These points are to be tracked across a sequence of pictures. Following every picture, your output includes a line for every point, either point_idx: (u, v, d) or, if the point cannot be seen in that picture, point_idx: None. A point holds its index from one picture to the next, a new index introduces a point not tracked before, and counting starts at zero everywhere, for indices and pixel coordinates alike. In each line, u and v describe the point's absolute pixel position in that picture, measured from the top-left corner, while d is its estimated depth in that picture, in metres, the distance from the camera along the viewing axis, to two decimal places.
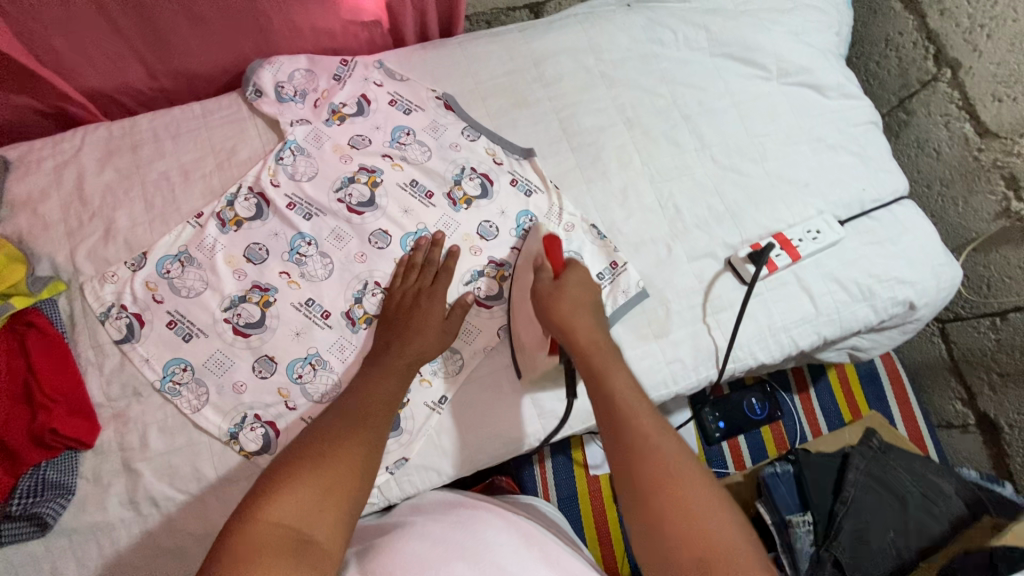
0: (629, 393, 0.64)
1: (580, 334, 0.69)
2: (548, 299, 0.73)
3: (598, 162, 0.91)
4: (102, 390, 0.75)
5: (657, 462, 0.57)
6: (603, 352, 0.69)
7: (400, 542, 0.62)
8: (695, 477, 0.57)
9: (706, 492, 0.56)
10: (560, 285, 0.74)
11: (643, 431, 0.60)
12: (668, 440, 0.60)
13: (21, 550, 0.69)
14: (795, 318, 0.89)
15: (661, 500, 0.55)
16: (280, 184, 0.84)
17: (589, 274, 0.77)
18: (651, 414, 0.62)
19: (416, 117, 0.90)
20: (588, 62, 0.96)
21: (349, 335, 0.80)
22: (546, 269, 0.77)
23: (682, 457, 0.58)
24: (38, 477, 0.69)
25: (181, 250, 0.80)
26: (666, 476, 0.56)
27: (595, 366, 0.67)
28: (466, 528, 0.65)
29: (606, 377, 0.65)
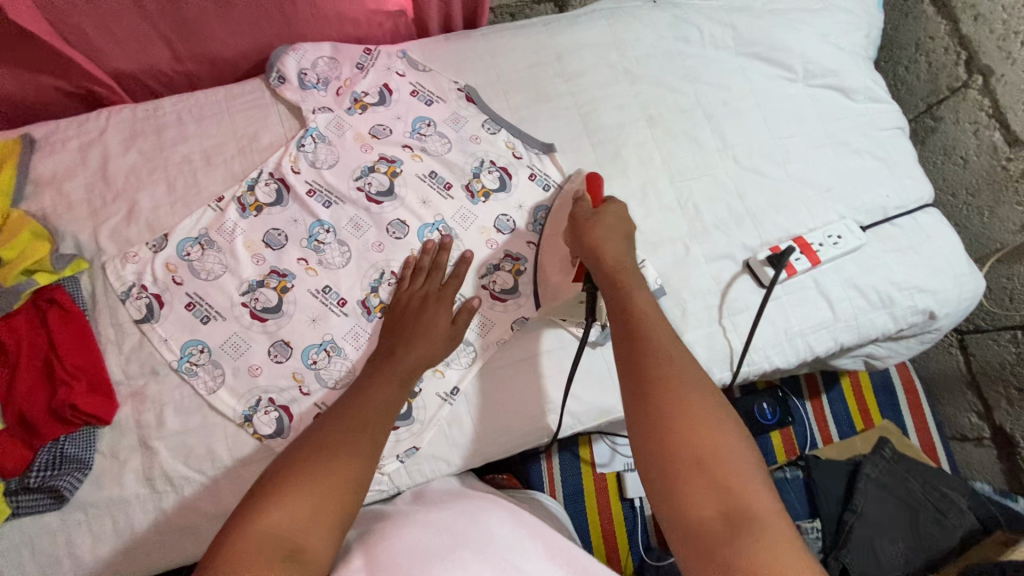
0: (651, 312, 0.64)
1: (608, 258, 0.70)
2: (583, 224, 0.74)
3: (619, 159, 0.91)
4: (121, 368, 0.76)
5: (670, 376, 0.57)
6: (629, 273, 0.69)
7: (400, 529, 0.62)
8: (709, 400, 0.56)
9: (719, 416, 0.55)
10: (596, 214, 0.75)
11: (659, 348, 0.60)
12: (684, 361, 0.59)
13: (38, 521, 0.71)
14: (812, 323, 0.88)
15: (669, 402, 0.55)
16: (301, 170, 0.84)
17: (626, 212, 0.77)
18: (669, 333, 0.62)
19: (437, 109, 0.90)
20: (612, 57, 0.96)
21: (365, 324, 0.81)
22: (585, 199, 0.78)
23: (698, 382, 0.57)
24: (56, 452, 0.70)
25: (201, 233, 0.81)
26: (679, 390, 0.56)
27: (617, 286, 0.68)
28: (467, 518, 0.65)
29: (630, 294, 0.66)
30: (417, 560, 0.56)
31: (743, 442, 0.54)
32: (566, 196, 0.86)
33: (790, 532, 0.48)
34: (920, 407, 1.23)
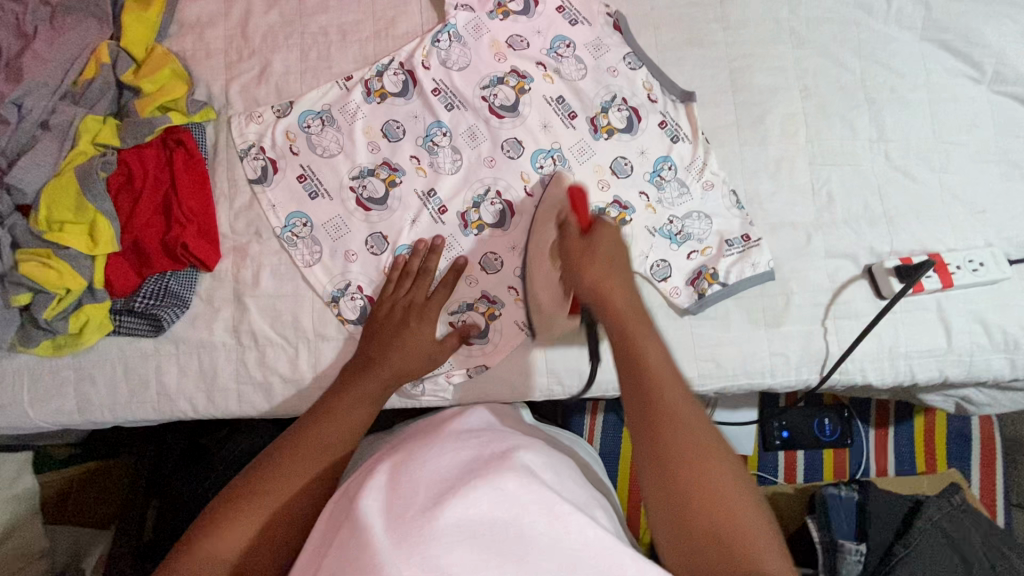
0: (664, 368, 0.58)
1: (613, 300, 0.63)
2: (578, 259, 0.67)
3: (760, 126, 0.84)
4: (229, 222, 0.79)
5: (688, 451, 0.54)
6: (636, 319, 0.62)
7: (418, 450, 0.54)
8: (725, 464, 0.54)
9: (735, 481, 0.53)
10: (592, 241, 0.68)
11: (674, 418, 0.55)
12: (698, 421, 0.56)
13: (135, 343, 0.75)
14: (921, 348, 0.81)
15: (684, 482, 0.53)
16: (430, 67, 0.82)
17: (619, 233, 0.69)
18: (681, 391, 0.57)
19: (581, 30, 0.84)
20: (781, 13, 0.86)
21: (460, 237, 0.80)
22: (571, 226, 0.71)
23: (712, 445, 0.55)
24: (162, 284, 0.74)
25: (324, 109, 0.80)
26: (698, 473, 0.53)
27: (627, 336, 0.60)
28: (485, 444, 0.56)
29: (638, 346, 0.59)
30: (423, 487, 0.48)
31: (757, 503, 0.53)
32: (550, 202, 0.77)
33: None
34: (994, 465, 1.15)
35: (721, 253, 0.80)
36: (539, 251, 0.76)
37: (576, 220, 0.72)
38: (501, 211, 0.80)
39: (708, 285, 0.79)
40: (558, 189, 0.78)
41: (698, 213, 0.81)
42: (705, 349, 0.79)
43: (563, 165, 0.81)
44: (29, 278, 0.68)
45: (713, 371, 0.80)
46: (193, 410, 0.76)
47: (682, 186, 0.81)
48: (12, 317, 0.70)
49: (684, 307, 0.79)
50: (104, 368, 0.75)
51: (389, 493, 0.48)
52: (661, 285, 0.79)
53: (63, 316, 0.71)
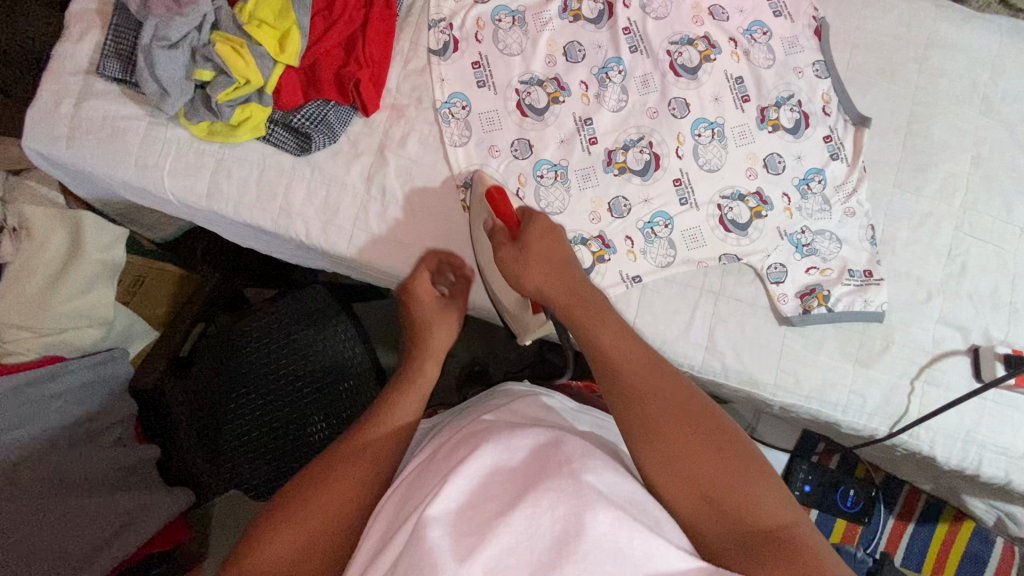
0: (624, 346, 0.62)
1: (560, 294, 0.68)
2: (512, 265, 0.70)
3: (920, 176, 0.83)
4: (398, 81, 0.81)
5: (651, 391, 0.58)
6: (593, 305, 0.66)
7: (470, 444, 0.52)
8: (706, 418, 0.56)
9: (699, 405, 0.57)
10: (520, 244, 0.70)
11: (633, 372, 0.59)
12: (663, 381, 0.59)
13: (277, 156, 0.79)
14: (998, 442, 0.79)
15: (656, 416, 0.56)
16: (630, 6, 0.83)
17: (550, 224, 0.72)
18: (635, 347, 0.62)
19: (781, 23, 0.84)
20: (980, 76, 0.85)
21: (600, 171, 0.81)
22: (499, 233, 0.72)
23: (688, 400, 0.58)
24: (322, 111, 0.77)
25: (519, 10, 0.82)
26: (662, 408, 0.56)
27: (583, 319, 0.65)
28: (544, 440, 0.52)
29: (592, 326, 0.64)
30: (500, 495, 0.46)
31: (725, 425, 0.57)
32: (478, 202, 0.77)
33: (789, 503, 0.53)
34: None
35: (840, 278, 0.80)
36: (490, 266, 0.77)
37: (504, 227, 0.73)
38: (647, 161, 0.81)
39: (818, 303, 0.79)
40: (481, 188, 0.77)
41: (831, 234, 0.81)
42: (791, 363, 0.79)
43: (719, 141, 0.81)
44: (220, 57, 0.72)
45: (791, 387, 0.78)
46: (305, 234, 0.79)
47: (826, 202, 0.81)
48: (188, 88, 0.74)
49: (787, 315, 0.79)
50: (243, 167, 0.79)
51: (456, 500, 0.46)
52: (772, 286, 0.79)
53: (231, 104, 0.74)
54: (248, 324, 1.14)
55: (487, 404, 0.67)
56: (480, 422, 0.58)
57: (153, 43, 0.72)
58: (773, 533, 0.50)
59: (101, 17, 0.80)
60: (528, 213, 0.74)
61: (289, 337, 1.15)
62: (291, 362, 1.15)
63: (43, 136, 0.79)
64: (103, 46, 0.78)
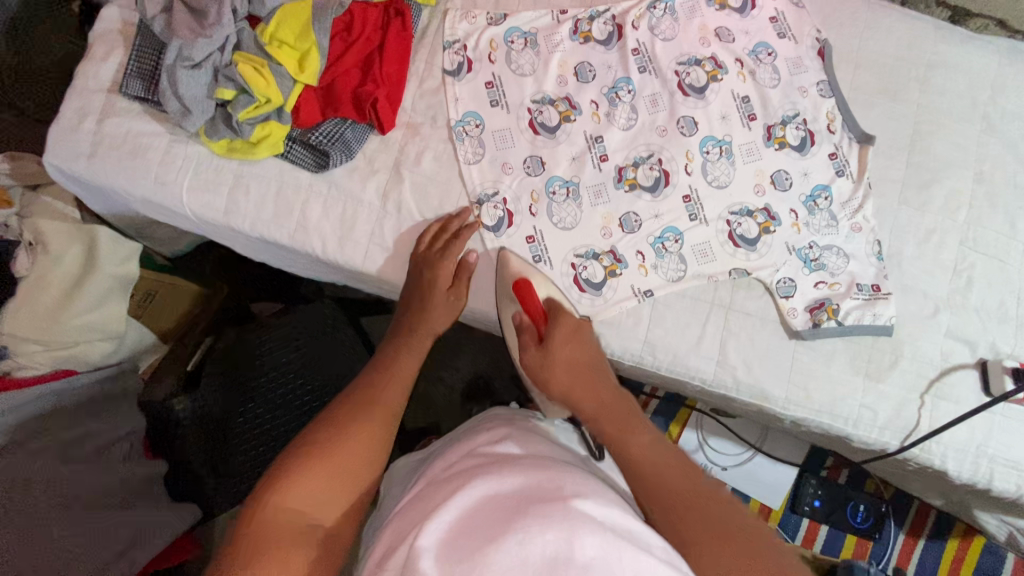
0: (653, 457, 0.62)
1: (588, 401, 0.69)
2: (540, 371, 0.73)
3: (925, 192, 0.84)
4: (413, 100, 0.83)
5: (686, 505, 0.56)
6: (621, 413, 0.67)
7: (462, 481, 0.52)
8: (750, 527, 0.55)
9: (733, 514, 0.56)
10: (547, 348, 0.73)
11: (665, 488, 0.58)
12: (697, 495, 0.57)
13: (295, 172, 0.80)
14: (1008, 456, 0.79)
15: (691, 530, 0.54)
16: (639, 28, 0.85)
17: (574, 322, 0.75)
18: (664, 460, 0.61)
19: (786, 44, 0.87)
20: (980, 96, 0.87)
21: (611, 188, 0.82)
22: (527, 334, 0.75)
23: (721, 509, 0.56)
24: (339, 129, 0.79)
25: (531, 32, 0.85)
26: (697, 520, 0.54)
27: (610, 432, 0.65)
28: (538, 470, 0.51)
29: (621, 438, 0.64)
30: (491, 521, 0.45)
31: (765, 537, 0.54)
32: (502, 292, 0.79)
33: None
34: None
35: (849, 292, 0.81)
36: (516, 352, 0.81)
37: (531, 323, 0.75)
38: (657, 178, 0.82)
39: (828, 316, 0.80)
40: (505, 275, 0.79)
41: (838, 248, 0.82)
42: (802, 377, 0.79)
43: (727, 158, 0.83)
44: (241, 77, 0.74)
45: (801, 401, 0.79)
46: (320, 249, 0.80)
47: (832, 218, 0.83)
48: (209, 107, 0.77)
49: (797, 329, 0.80)
50: (260, 183, 0.80)
51: (448, 530, 0.46)
52: (781, 301, 0.81)
53: (252, 122, 0.76)
54: (259, 342, 1.14)
55: (491, 429, 0.66)
56: (477, 458, 0.57)
57: (176, 63, 0.74)
58: None
59: (124, 37, 0.82)
60: (556, 308, 0.76)
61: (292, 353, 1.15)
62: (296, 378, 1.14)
63: (65, 152, 0.81)
64: (127, 65, 0.80)
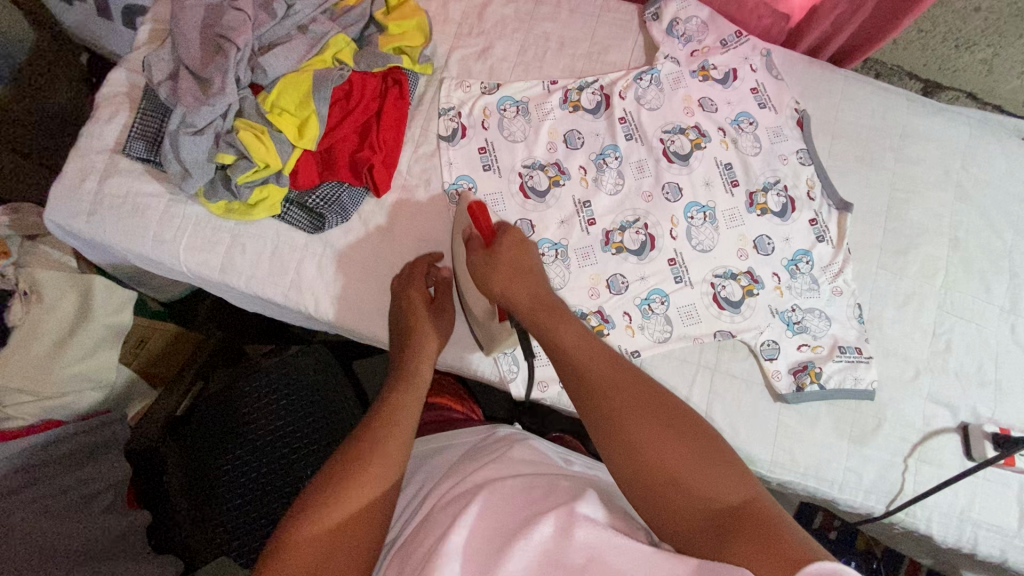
0: (581, 343, 0.65)
1: (524, 301, 0.71)
2: (481, 271, 0.74)
3: (902, 257, 0.87)
4: (408, 164, 0.86)
5: (609, 382, 0.60)
6: (552, 310, 0.70)
7: (477, 491, 0.56)
8: (663, 407, 0.57)
9: (651, 389, 0.59)
10: (490, 254, 0.75)
11: (595, 372, 0.61)
12: (620, 376, 0.60)
13: (291, 233, 0.83)
14: (992, 522, 0.79)
15: (612, 403, 0.58)
16: (626, 98, 0.89)
17: (521, 237, 0.77)
18: (595, 348, 0.64)
19: (767, 114, 0.91)
20: (952, 165, 0.90)
21: (599, 250, 0.84)
22: (473, 240, 0.77)
23: (645, 388, 0.59)
24: (336, 192, 0.82)
25: (523, 100, 0.88)
26: (617, 396, 0.58)
27: (545, 325, 0.68)
28: (535, 482, 0.56)
29: (553, 327, 0.67)
30: (497, 536, 0.49)
31: (683, 414, 0.57)
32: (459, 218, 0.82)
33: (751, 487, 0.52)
34: None
35: (831, 355, 0.82)
36: (461, 268, 0.80)
37: (479, 237, 0.78)
38: (643, 241, 0.85)
39: (811, 380, 0.81)
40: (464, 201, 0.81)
41: (820, 311, 0.84)
42: (787, 439, 0.80)
43: (711, 223, 0.86)
44: (242, 144, 0.77)
45: (787, 464, 0.80)
46: (313, 307, 0.82)
47: (814, 282, 0.85)
48: (209, 170, 0.79)
49: (782, 392, 0.81)
50: (257, 242, 0.82)
51: (468, 537, 0.49)
52: (766, 363, 0.82)
53: (250, 185, 0.79)
54: (252, 386, 1.14)
55: (489, 446, 0.69)
56: (484, 471, 0.61)
57: (180, 129, 0.77)
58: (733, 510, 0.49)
59: (129, 99, 0.85)
60: (503, 226, 0.78)
61: (287, 396, 1.15)
62: (290, 424, 1.15)
63: (65, 210, 0.82)
64: (131, 127, 0.83)
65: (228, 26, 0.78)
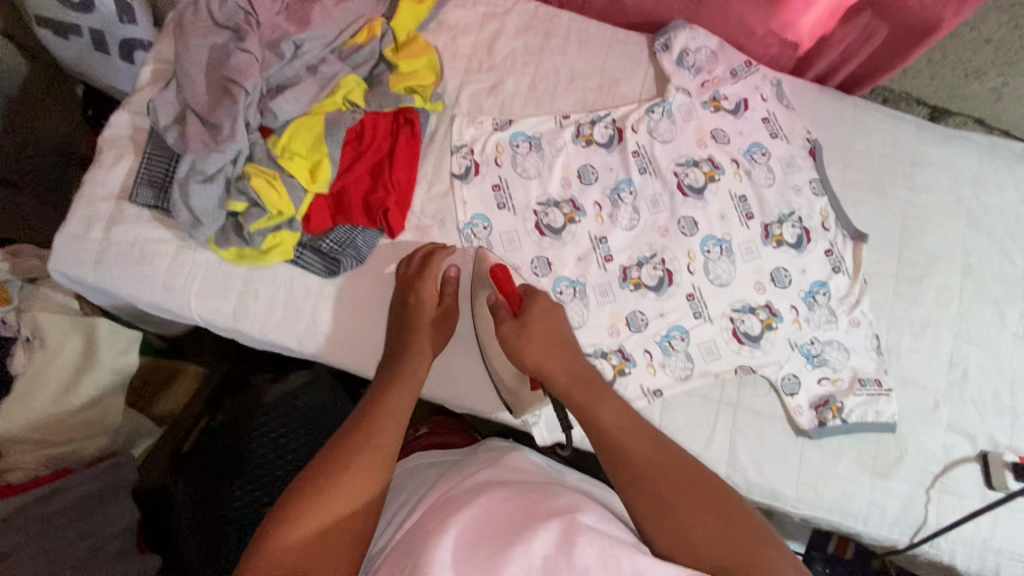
0: (622, 426, 0.63)
1: (561, 377, 0.70)
2: (513, 343, 0.73)
3: (917, 286, 0.87)
4: (421, 203, 0.85)
5: (656, 470, 0.58)
6: (591, 387, 0.69)
7: (469, 491, 0.56)
8: (715, 496, 0.56)
9: (699, 477, 0.58)
10: (521, 322, 0.74)
11: (640, 458, 0.59)
12: (666, 462, 0.59)
13: (305, 278, 0.81)
14: (1015, 551, 0.80)
15: (661, 494, 0.56)
16: (638, 131, 0.89)
17: (550, 304, 0.76)
18: (637, 430, 0.63)
19: (779, 144, 0.91)
20: (963, 191, 0.91)
21: (617, 287, 0.84)
22: (500, 306, 0.75)
23: (692, 474, 0.58)
24: (350, 236, 0.80)
25: (535, 136, 0.88)
26: (666, 487, 0.56)
27: (584, 406, 0.67)
28: (533, 492, 0.56)
29: (593, 408, 0.66)
30: (492, 536, 0.49)
31: (735, 502, 0.56)
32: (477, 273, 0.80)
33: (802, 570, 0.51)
34: None
35: (851, 389, 0.82)
36: (489, 334, 0.80)
37: (505, 303, 0.76)
38: (661, 277, 0.84)
39: (833, 414, 0.81)
40: (483, 259, 0.80)
41: (838, 343, 0.84)
42: (810, 474, 0.80)
43: (728, 257, 0.86)
44: (254, 191, 0.75)
45: (811, 500, 0.79)
46: (329, 353, 0.80)
47: (832, 314, 0.85)
48: (220, 217, 0.77)
49: (804, 428, 0.81)
50: (270, 288, 0.81)
51: (463, 534, 0.49)
52: (787, 398, 0.82)
53: (263, 232, 0.77)
54: (261, 423, 1.11)
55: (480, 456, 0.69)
56: (478, 475, 0.61)
57: (189, 177, 0.75)
58: None
59: (134, 143, 0.83)
60: (530, 291, 0.77)
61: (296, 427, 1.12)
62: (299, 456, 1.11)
63: (70, 260, 0.80)
64: (137, 173, 0.81)
65: (235, 68, 0.77)
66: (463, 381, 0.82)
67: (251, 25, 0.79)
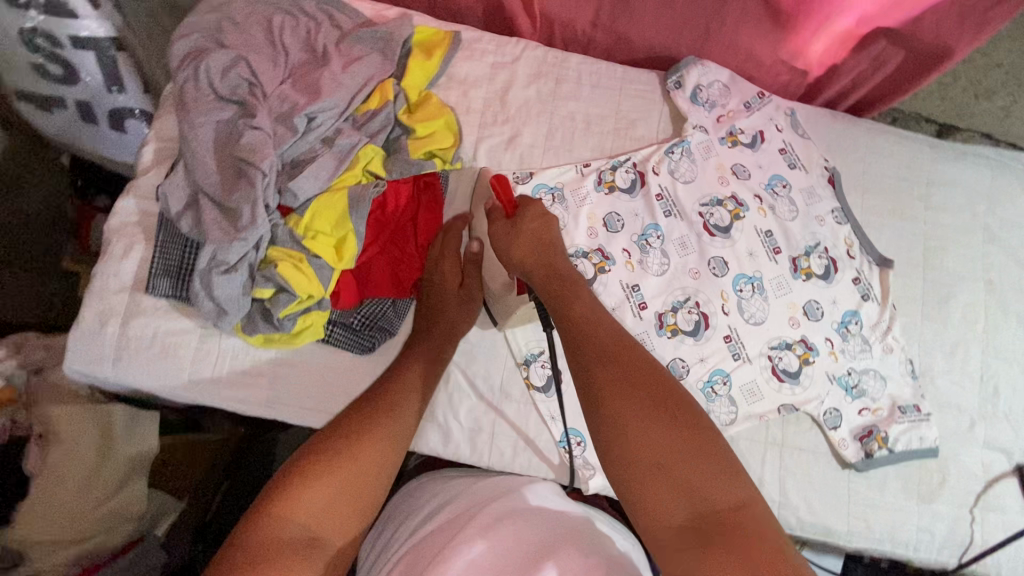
0: (593, 321, 0.62)
1: (540, 275, 0.68)
2: (501, 240, 0.70)
3: (944, 306, 0.89)
4: None
5: (616, 365, 0.57)
6: (565, 283, 0.67)
7: (488, 516, 0.61)
8: (672, 399, 0.54)
9: (662, 380, 0.56)
10: (513, 224, 0.70)
11: (604, 350, 0.58)
12: (631, 361, 0.57)
13: (338, 356, 0.79)
14: None
15: (611, 381, 0.55)
16: (660, 173, 0.88)
17: (544, 210, 0.72)
18: (609, 329, 0.62)
19: (798, 175, 0.91)
20: (979, 208, 0.92)
21: (654, 335, 0.83)
22: (496, 211, 0.73)
23: (653, 375, 0.56)
24: (381, 310, 0.79)
25: (557, 186, 0.86)
26: (621, 379, 0.56)
27: (557, 296, 0.66)
28: (552, 525, 0.60)
29: (564, 300, 0.65)
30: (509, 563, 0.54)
31: (692, 412, 0.54)
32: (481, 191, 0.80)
33: (745, 493, 0.50)
34: None
35: (892, 417, 0.83)
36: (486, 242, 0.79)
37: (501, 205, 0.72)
38: (697, 321, 0.84)
39: (877, 445, 0.82)
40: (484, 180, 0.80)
41: (875, 371, 0.85)
42: (858, 505, 0.81)
43: (760, 294, 0.86)
44: (282, 277, 0.72)
45: (862, 531, 0.81)
46: None
47: (865, 342, 0.86)
48: (246, 304, 0.74)
49: (850, 461, 0.82)
50: (303, 370, 0.78)
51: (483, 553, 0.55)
52: (831, 432, 0.82)
53: (293, 316, 0.74)
54: None
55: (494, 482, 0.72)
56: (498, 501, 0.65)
57: (212, 268, 0.72)
58: (723, 514, 0.48)
59: (144, 229, 0.79)
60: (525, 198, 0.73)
61: None
62: None
63: (88, 360, 0.76)
64: (152, 263, 0.77)
65: (247, 148, 0.73)
66: (509, 446, 0.80)
67: (259, 100, 0.76)
